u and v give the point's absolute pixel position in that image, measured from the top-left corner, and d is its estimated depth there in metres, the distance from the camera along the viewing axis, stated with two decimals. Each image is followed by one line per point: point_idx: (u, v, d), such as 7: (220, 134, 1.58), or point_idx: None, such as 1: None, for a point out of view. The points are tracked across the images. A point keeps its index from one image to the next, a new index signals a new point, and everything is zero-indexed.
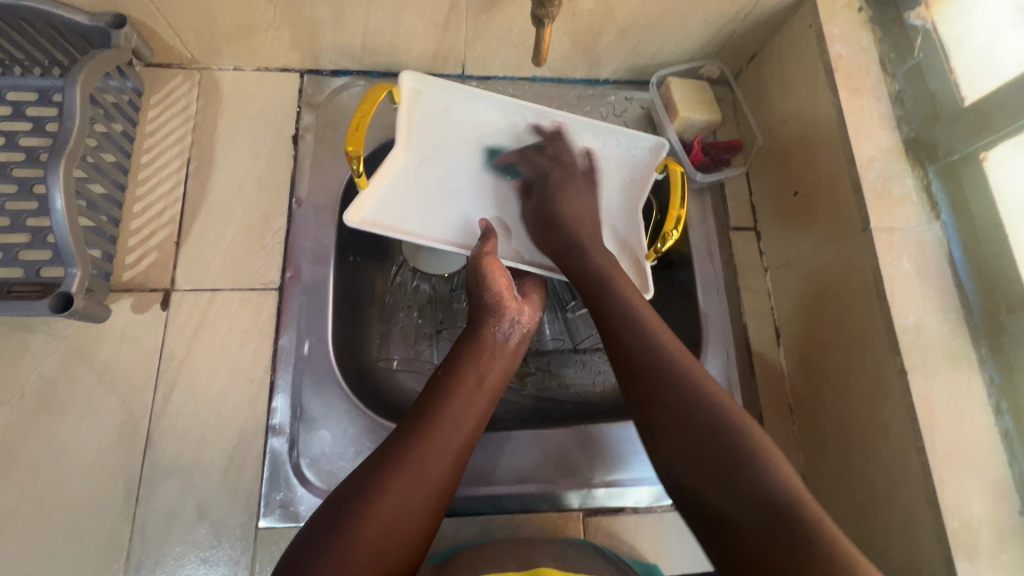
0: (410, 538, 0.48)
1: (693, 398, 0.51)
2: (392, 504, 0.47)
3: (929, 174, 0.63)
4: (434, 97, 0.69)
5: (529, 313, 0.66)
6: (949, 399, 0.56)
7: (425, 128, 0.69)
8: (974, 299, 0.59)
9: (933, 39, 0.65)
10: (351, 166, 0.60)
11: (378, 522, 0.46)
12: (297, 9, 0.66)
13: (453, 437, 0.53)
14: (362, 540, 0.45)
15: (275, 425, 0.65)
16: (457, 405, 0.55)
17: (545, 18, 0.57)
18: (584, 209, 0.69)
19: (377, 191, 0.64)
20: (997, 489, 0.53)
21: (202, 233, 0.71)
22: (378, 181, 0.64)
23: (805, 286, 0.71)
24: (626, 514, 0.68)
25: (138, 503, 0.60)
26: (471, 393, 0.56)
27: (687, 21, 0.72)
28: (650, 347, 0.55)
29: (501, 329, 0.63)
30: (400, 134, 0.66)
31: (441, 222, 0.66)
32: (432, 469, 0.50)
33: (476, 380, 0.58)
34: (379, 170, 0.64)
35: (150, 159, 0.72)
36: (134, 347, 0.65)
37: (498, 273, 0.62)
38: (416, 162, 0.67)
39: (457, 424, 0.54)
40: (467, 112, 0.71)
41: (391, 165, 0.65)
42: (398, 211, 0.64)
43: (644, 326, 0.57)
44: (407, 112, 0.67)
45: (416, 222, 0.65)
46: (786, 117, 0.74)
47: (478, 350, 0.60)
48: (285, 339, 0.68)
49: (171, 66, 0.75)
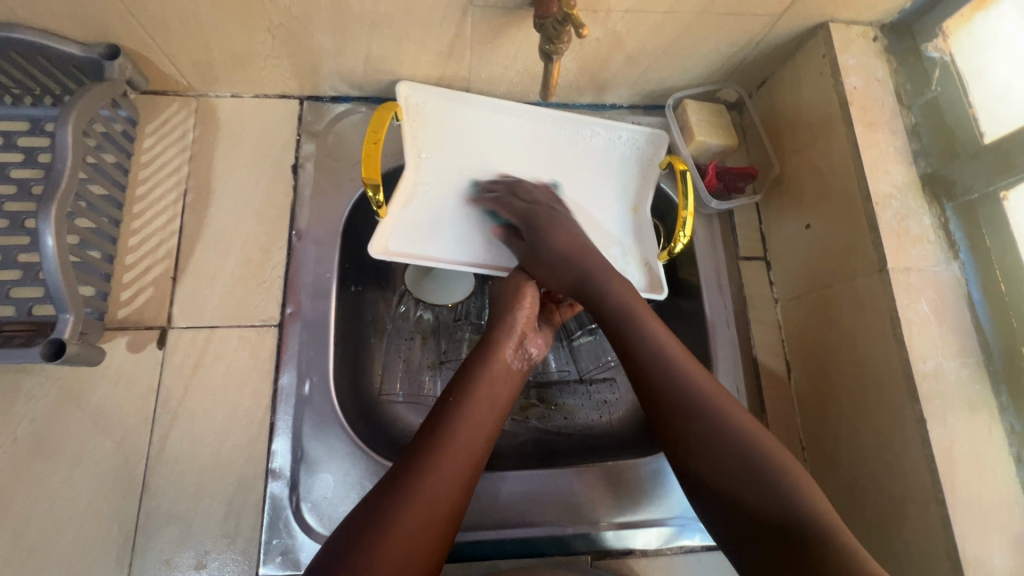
0: (438, 540, 0.48)
1: (722, 426, 0.50)
2: (416, 509, 0.48)
3: (947, 212, 0.61)
4: (437, 110, 0.70)
5: (538, 343, 0.67)
6: (970, 448, 0.54)
7: (432, 143, 0.69)
8: (996, 344, 0.57)
9: (951, 71, 0.64)
10: (371, 195, 0.59)
11: (406, 526, 0.47)
12: (297, 38, 0.64)
13: (468, 447, 0.53)
14: (391, 543, 0.45)
15: (274, 468, 0.63)
16: (470, 414, 0.56)
17: (554, 54, 0.55)
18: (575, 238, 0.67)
19: (397, 216, 0.65)
20: (1018, 542, 0.52)
21: (200, 268, 0.69)
22: (396, 205, 0.65)
23: (816, 321, 0.69)
24: (636, 556, 0.66)
25: (135, 552, 0.59)
26: (485, 405, 0.57)
27: (696, 50, 0.71)
28: (666, 367, 0.54)
29: (514, 357, 0.63)
30: (409, 151, 0.68)
31: (464, 238, 0.68)
32: (450, 476, 0.51)
33: (488, 402, 0.58)
34: (395, 195, 0.65)
35: (146, 190, 0.70)
36: (130, 388, 0.63)
37: (525, 306, 0.64)
38: (429, 180, 0.68)
39: (473, 436, 0.54)
40: (475, 118, 0.72)
41: (407, 185, 0.67)
42: (422, 233, 0.66)
43: (644, 326, 0.58)
44: (412, 130, 0.68)
45: (439, 241, 0.66)
46: (798, 146, 0.73)
47: (489, 369, 0.60)
48: (285, 378, 0.66)
49: (168, 93, 0.73)
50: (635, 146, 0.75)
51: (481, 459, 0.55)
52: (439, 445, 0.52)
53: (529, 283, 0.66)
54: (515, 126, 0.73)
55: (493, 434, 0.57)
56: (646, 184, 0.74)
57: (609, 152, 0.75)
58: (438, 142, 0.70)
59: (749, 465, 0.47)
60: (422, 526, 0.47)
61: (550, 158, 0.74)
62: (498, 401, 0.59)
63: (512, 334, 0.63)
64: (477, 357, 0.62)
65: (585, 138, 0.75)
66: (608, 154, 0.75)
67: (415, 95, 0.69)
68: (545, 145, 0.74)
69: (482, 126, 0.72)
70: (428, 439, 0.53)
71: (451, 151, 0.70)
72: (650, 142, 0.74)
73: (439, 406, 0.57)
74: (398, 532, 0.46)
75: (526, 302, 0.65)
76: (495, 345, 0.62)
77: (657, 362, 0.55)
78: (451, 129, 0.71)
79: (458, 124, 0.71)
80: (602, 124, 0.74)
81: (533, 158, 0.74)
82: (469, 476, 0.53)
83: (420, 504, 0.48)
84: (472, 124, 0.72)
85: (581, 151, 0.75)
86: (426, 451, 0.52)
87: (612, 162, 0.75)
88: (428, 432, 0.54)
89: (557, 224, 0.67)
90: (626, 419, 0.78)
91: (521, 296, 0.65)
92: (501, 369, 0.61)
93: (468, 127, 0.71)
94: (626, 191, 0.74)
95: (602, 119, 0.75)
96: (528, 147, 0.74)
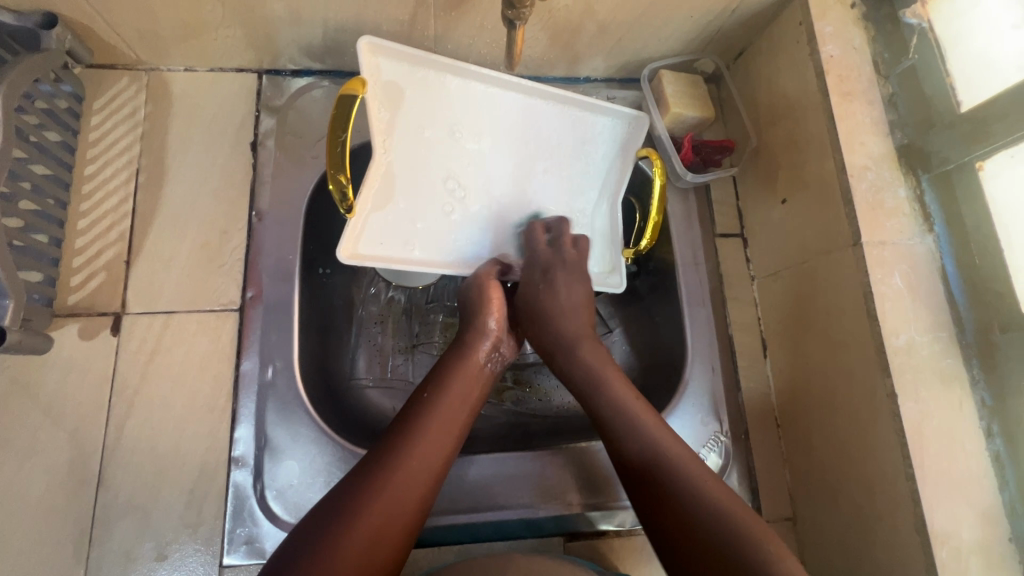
0: (405, 532, 0.47)
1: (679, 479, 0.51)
2: (382, 502, 0.46)
3: (922, 183, 0.60)
4: (412, 82, 0.62)
5: (507, 343, 0.64)
6: (940, 422, 0.54)
7: (404, 123, 0.62)
8: (968, 317, 0.56)
9: (929, 39, 0.61)
10: (342, 198, 0.55)
11: (371, 518, 0.45)
12: (248, 7, 0.61)
13: (437, 441, 0.52)
14: (354, 533, 0.44)
15: (237, 456, 0.61)
16: (440, 411, 0.54)
17: (517, 19, 0.52)
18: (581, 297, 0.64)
19: (366, 213, 0.59)
20: (987, 515, 0.52)
21: (155, 251, 0.66)
22: (365, 197, 0.59)
23: (792, 296, 0.68)
24: (609, 537, 0.66)
25: (92, 545, 0.57)
26: (457, 401, 0.55)
27: (670, 18, 0.68)
28: (634, 435, 0.55)
29: (486, 355, 0.61)
30: (377, 134, 0.60)
31: (434, 234, 0.65)
32: (420, 467, 0.49)
33: (461, 397, 0.56)
34: (364, 188, 0.59)
35: (95, 170, 0.66)
36: (83, 376, 0.61)
37: (495, 298, 0.61)
38: (399, 164, 0.62)
39: (442, 432, 0.52)
40: (449, 91, 0.64)
41: (376, 177, 0.60)
42: (390, 230, 0.62)
43: (605, 383, 0.59)
44: (380, 109, 0.60)
45: (409, 237, 0.63)
46: (775, 118, 0.71)
47: (462, 366, 0.58)
48: (248, 363, 0.64)
49: (116, 67, 0.69)
50: (612, 133, 0.71)
51: (451, 454, 0.53)
52: (410, 439, 0.50)
53: (493, 283, 0.62)
54: (499, 104, 0.67)
55: (463, 433, 0.55)
56: (624, 171, 0.71)
57: (594, 138, 0.70)
58: (409, 123, 0.63)
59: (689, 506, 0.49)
60: (387, 518, 0.46)
61: (529, 142, 0.69)
62: (470, 397, 0.57)
63: (486, 338, 0.61)
64: (450, 356, 0.60)
65: (565, 120, 0.69)
66: (585, 133, 0.70)
67: (384, 64, 0.59)
68: (526, 126, 0.68)
69: (459, 101, 0.65)
70: (397, 434, 0.51)
71: (423, 132, 0.64)
72: (629, 126, 0.70)
73: (411, 402, 0.55)
74: (364, 523, 0.45)
75: (495, 299, 0.61)
76: (466, 344, 0.60)
77: (625, 429, 0.56)
78: (426, 106, 0.63)
79: (433, 99, 0.63)
80: (587, 102, 0.68)
81: (511, 140, 0.68)
82: (439, 472, 0.51)
83: (385, 497, 0.47)
84: (451, 100, 0.64)
85: (563, 135, 0.70)
86: (393, 445, 0.50)
87: (590, 148, 0.71)
88: (399, 427, 0.52)
89: (555, 279, 0.63)
90: None
91: (486, 300, 0.61)
92: (474, 368, 0.59)
93: (447, 103, 0.64)
94: (596, 173, 0.72)
95: (587, 98, 0.68)
96: (507, 130, 0.68)
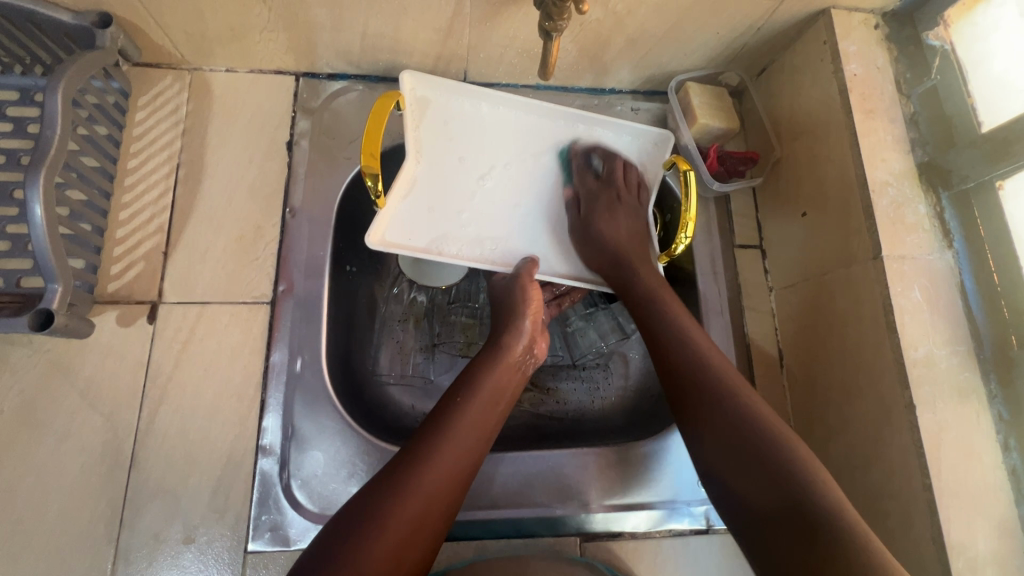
0: (434, 531, 0.48)
1: (787, 483, 0.47)
2: (414, 501, 0.47)
3: (941, 201, 0.61)
4: (443, 105, 0.66)
5: (542, 347, 0.65)
6: (957, 434, 0.55)
7: (436, 136, 0.66)
8: (986, 332, 0.57)
9: (951, 61, 0.64)
10: (370, 185, 0.57)
11: (402, 518, 0.46)
12: (292, 12, 0.63)
13: (467, 442, 0.52)
14: (388, 530, 0.44)
15: (264, 445, 0.63)
16: (473, 412, 0.54)
17: (554, 31, 0.54)
18: (633, 227, 0.69)
19: (397, 206, 0.62)
20: (1003, 527, 0.53)
21: (190, 244, 0.68)
22: (395, 193, 0.62)
23: (811, 308, 0.69)
24: (624, 539, 0.66)
25: (122, 526, 0.59)
26: (488, 402, 0.56)
27: (697, 34, 0.70)
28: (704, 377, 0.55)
29: (520, 358, 0.61)
30: (411, 142, 0.64)
31: (459, 233, 0.65)
32: (450, 467, 0.50)
33: (493, 399, 0.57)
34: (395, 185, 0.62)
35: (138, 164, 0.69)
36: (118, 361, 0.63)
37: (533, 292, 0.63)
38: (430, 172, 0.65)
39: (474, 432, 0.53)
40: (478, 113, 0.68)
41: (407, 176, 0.63)
42: (419, 224, 0.63)
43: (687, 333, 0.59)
44: (414, 121, 0.64)
45: (439, 234, 0.64)
46: (797, 133, 0.72)
47: (494, 368, 0.59)
48: (277, 355, 0.65)
49: (161, 66, 0.72)
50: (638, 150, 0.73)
51: (479, 457, 0.53)
52: (443, 439, 0.51)
53: (534, 281, 0.63)
54: (526, 124, 0.70)
55: (492, 435, 0.55)
56: (646, 186, 0.72)
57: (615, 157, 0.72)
58: (441, 137, 0.66)
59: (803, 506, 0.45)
60: (418, 518, 0.46)
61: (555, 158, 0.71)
62: (500, 399, 0.57)
63: (521, 339, 0.62)
64: (483, 359, 0.60)
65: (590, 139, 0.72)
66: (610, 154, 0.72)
67: (419, 85, 0.65)
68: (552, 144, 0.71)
69: (488, 120, 0.68)
70: (430, 432, 0.52)
71: (453, 146, 0.67)
72: (653, 144, 0.72)
73: (444, 401, 0.55)
74: (395, 522, 0.45)
75: (531, 300, 0.63)
76: (500, 348, 0.61)
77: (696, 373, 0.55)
78: (456, 123, 0.67)
79: (461, 119, 0.67)
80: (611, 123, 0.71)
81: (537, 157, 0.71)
82: (468, 471, 0.51)
83: (419, 495, 0.47)
84: (482, 121, 0.68)
85: (587, 153, 0.72)
86: (426, 443, 0.50)
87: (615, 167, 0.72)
88: (431, 428, 0.52)
89: (616, 207, 0.69)
90: (617, 404, 0.78)
91: (525, 301, 0.62)
92: (507, 372, 0.59)
93: (476, 123, 0.68)
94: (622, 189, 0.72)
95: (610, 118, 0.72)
96: (533, 148, 0.70)
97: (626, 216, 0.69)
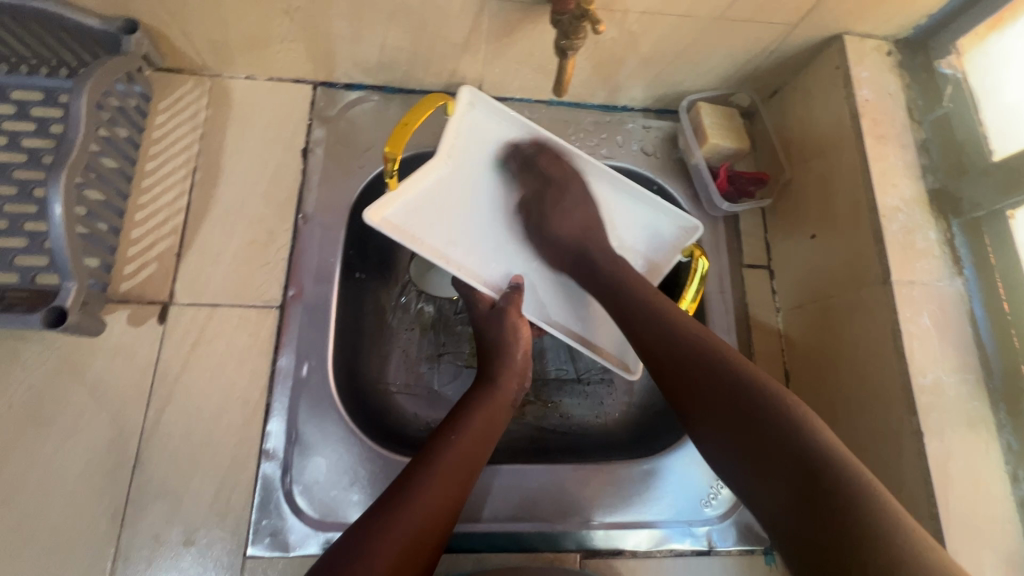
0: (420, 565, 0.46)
1: (805, 464, 0.44)
2: (399, 534, 0.46)
3: (952, 227, 0.61)
4: (486, 128, 0.68)
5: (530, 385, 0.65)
6: (966, 463, 0.54)
7: (470, 150, 0.67)
8: (996, 362, 0.57)
9: (963, 89, 0.64)
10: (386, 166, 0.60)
11: (388, 550, 0.45)
12: (314, 24, 0.65)
13: (457, 476, 0.52)
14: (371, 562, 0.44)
15: (268, 449, 0.63)
16: (463, 448, 0.54)
17: (570, 49, 0.55)
18: (581, 218, 0.67)
19: (409, 194, 0.63)
20: (1009, 558, 0.52)
21: (204, 246, 0.69)
22: (410, 185, 0.62)
23: (818, 331, 0.69)
24: (625, 557, 0.65)
25: (123, 526, 0.59)
26: (477, 439, 0.56)
27: (711, 55, 0.71)
28: (692, 357, 0.53)
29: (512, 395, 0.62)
30: (445, 144, 0.65)
31: (462, 244, 0.66)
32: (437, 500, 0.49)
33: (483, 436, 0.57)
34: (415, 174, 0.63)
35: (156, 166, 0.70)
36: (128, 360, 0.63)
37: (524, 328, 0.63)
38: (454, 182, 0.66)
39: (460, 468, 0.53)
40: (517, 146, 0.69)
41: (428, 171, 0.64)
42: (426, 220, 0.63)
43: (661, 313, 0.58)
44: (455, 127, 0.66)
45: (441, 236, 0.64)
46: (809, 156, 0.73)
47: (485, 405, 0.59)
48: (284, 360, 0.66)
49: (182, 72, 0.73)
50: (658, 232, 0.72)
51: (464, 492, 0.52)
52: (429, 474, 0.51)
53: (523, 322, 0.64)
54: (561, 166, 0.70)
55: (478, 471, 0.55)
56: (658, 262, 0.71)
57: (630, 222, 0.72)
58: (477, 153, 0.68)
59: (817, 486, 0.43)
60: (404, 552, 0.45)
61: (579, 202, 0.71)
62: (490, 437, 0.57)
63: (513, 377, 0.62)
64: (474, 394, 0.60)
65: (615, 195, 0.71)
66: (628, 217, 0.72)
67: (477, 103, 0.67)
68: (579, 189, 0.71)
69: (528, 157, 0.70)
70: (418, 468, 0.51)
71: (483, 165, 0.68)
72: (679, 230, 0.71)
73: (434, 437, 0.55)
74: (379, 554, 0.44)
75: (522, 340, 0.63)
76: (493, 386, 0.61)
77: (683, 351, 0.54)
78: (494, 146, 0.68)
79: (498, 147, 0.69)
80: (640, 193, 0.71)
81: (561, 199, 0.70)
82: (453, 505, 0.51)
83: (402, 528, 0.46)
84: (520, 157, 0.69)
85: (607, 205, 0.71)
86: (417, 476, 0.51)
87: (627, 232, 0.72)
88: (420, 463, 0.52)
89: (563, 201, 0.68)
90: (621, 420, 0.77)
91: (517, 337, 0.63)
92: (497, 409, 0.59)
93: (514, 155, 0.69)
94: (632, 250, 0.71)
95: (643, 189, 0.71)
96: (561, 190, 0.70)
97: (581, 197, 0.68)
